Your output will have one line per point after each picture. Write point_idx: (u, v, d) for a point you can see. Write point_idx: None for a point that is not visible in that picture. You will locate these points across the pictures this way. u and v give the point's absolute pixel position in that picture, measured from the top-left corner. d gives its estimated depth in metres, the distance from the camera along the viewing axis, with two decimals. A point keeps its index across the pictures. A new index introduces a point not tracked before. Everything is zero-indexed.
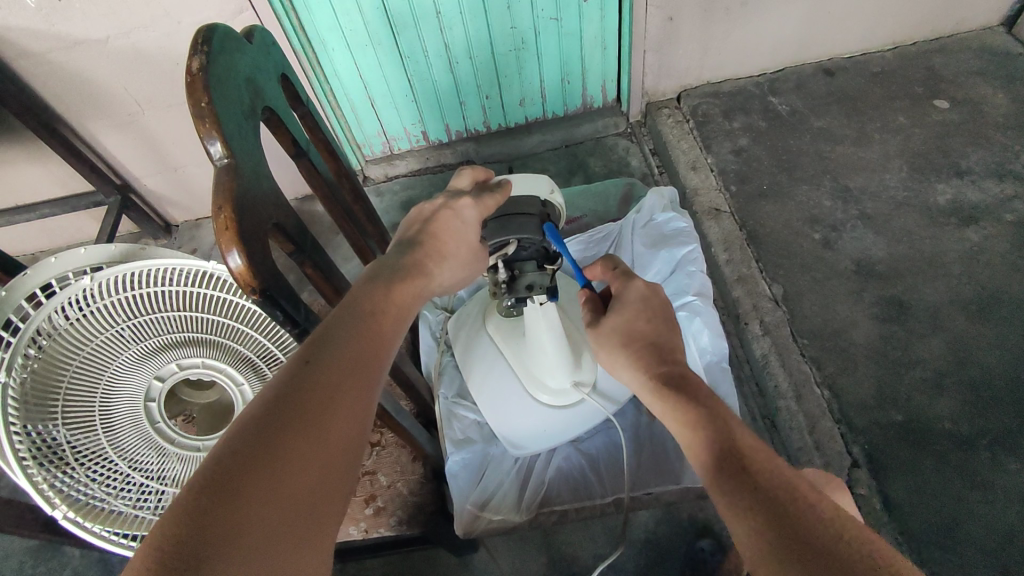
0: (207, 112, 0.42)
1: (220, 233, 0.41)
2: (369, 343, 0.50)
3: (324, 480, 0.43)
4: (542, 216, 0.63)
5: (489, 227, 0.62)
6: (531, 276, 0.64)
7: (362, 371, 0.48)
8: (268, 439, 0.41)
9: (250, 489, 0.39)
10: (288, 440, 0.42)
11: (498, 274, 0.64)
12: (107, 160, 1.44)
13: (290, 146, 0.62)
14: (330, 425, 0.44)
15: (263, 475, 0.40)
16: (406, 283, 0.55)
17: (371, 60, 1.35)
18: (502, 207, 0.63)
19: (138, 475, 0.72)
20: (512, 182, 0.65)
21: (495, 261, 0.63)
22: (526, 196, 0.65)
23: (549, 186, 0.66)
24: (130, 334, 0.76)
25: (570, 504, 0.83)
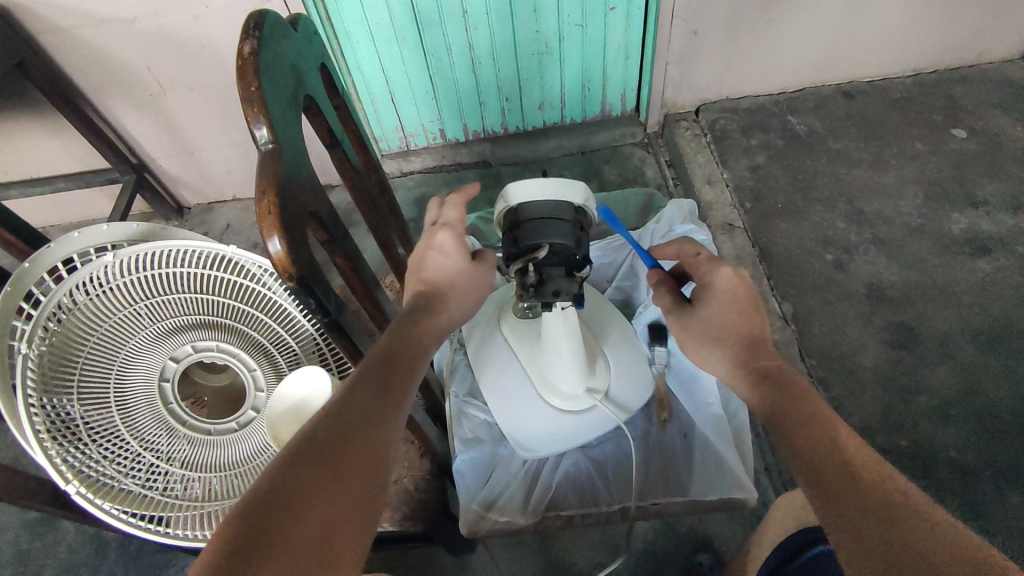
0: (256, 96, 0.43)
1: (264, 217, 0.41)
2: (389, 388, 0.52)
3: (352, 510, 0.44)
4: (574, 224, 0.63)
5: (524, 230, 0.62)
6: (559, 281, 0.62)
7: (382, 414, 0.50)
8: (297, 476, 0.43)
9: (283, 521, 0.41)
10: (312, 479, 0.44)
11: (525, 278, 0.62)
12: (124, 138, 1.44)
13: (325, 135, 0.62)
14: (354, 465, 0.46)
15: (297, 508, 0.42)
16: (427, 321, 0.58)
17: (395, 55, 1.35)
18: (538, 210, 0.63)
19: (149, 454, 0.73)
20: (546, 184, 0.64)
21: (524, 265, 0.62)
22: (558, 203, 0.63)
23: (583, 193, 0.65)
24: (146, 313, 0.76)
25: (576, 510, 0.82)
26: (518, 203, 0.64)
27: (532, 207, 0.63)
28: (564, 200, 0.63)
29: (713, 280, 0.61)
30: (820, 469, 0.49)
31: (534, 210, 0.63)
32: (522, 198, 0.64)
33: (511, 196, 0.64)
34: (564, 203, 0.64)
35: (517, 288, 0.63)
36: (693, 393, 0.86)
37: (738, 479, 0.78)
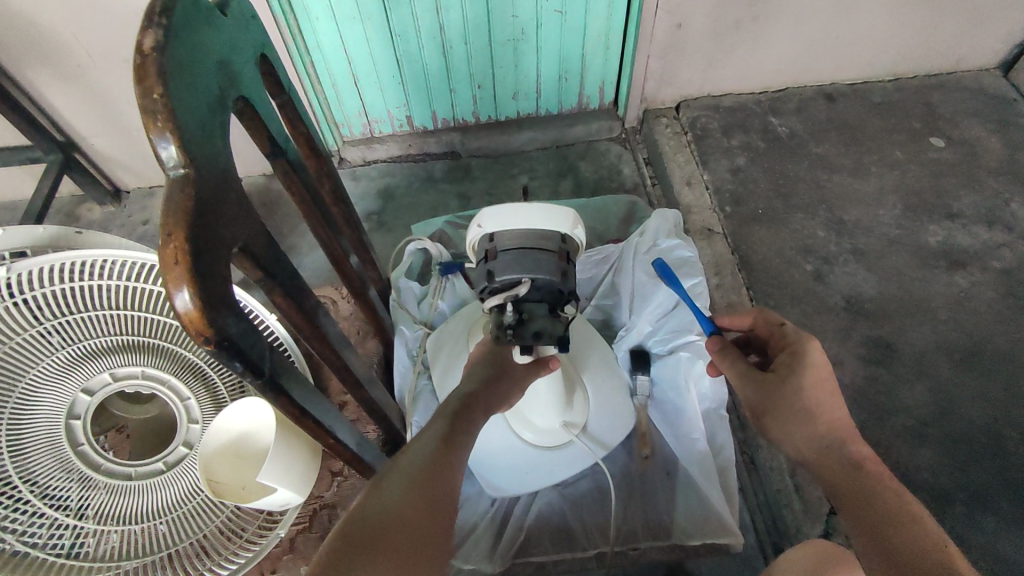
0: (161, 105, 0.33)
1: (168, 266, 0.32)
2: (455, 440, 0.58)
3: (418, 551, 0.49)
4: (561, 255, 0.56)
5: (501, 260, 0.55)
6: (541, 321, 0.56)
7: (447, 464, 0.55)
8: (376, 518, 0.50)
9: (362, 558, 0.47)
10: (387, 521, 0.50)
11: (504, 317, 0.56)
12: (48, 113, 1.28)
13: (265, 144, 0.51)
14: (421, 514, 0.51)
15: (375, 548, 0.48)
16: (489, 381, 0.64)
17: (358, 35, 1.23)
18: (517, 239, 0.56)
19: (50, 507, 0.63)
20: (527, 208, 0.57)
21: (503, 301, 0.56)
22: (541, 230, 0.56)
23: (571, 219, 0.57)
24: (54, 335, 0.67)
25: (550, 556, 0.76)
26: (495, 229, 0.57)
27: (512, 233, 0.56)
28: (546, 228, 0.56)
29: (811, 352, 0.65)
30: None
31: (514, 237, 0.56)
32: (499, 223, 0.56)
33: (489, 221, 0.57)
34: (547, 231, 0.56)
35: (495, 327, 0.57)
36: (677, 426, 0.81)
37: (723, 523, 0.74)
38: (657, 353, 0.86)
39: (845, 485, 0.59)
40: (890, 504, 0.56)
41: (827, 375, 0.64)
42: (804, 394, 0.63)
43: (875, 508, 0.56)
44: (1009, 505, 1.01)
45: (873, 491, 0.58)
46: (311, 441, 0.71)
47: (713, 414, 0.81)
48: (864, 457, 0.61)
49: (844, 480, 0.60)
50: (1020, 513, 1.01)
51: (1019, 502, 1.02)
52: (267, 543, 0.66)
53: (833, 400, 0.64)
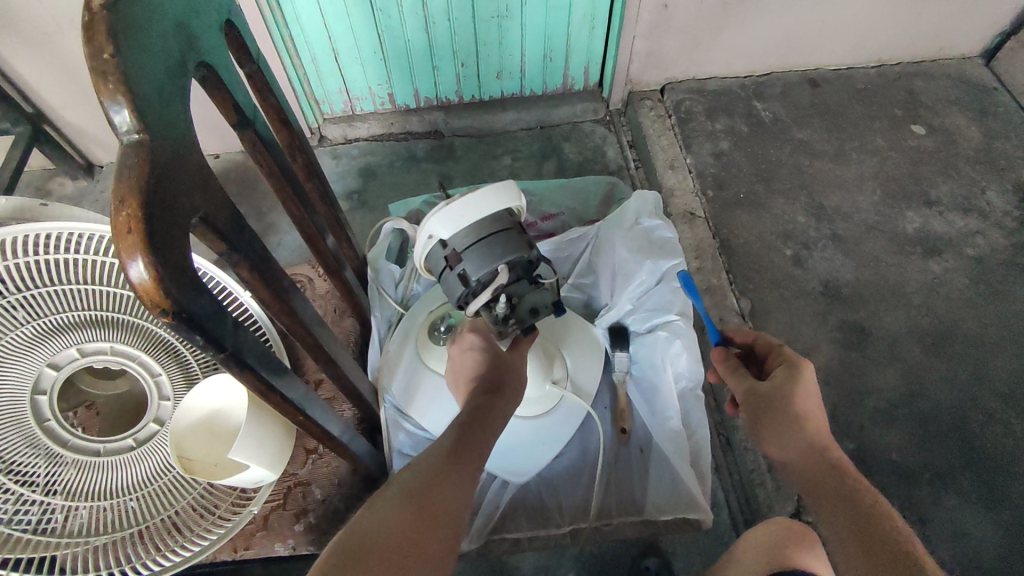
0: (112, 67, 0.31)
1: (121, 234, 0.30)
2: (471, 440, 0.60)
3: (417, 558, 0.51)
4: (520, 230, 0.57)
5: (468, 260, 0.55)
6: (532, 297, 0.57)
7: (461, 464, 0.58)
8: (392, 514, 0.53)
9: (362, 563, 0.49)
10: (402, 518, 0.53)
11: (497, 310, 0.56)
12: (15, 83, 1.24)
13: (231, 114, 0.50)
14: (433, 512, 0.54)
15: (375, 555, 0.49)
16: (497, 390, 0.65)
17: (338, 7, 1.20)
18: (474, 233, 0.55)
19: (15, 483, 0.62)
20: (471, 198, 0.54)
21: (492, 296, 0.55)
22: (493, 213, 0.55)
23: (513, 191, 0.57)
24: (16, 310, 0.65)
25: (524, 532, 0.76)
26: (446, 233, 0.55)
27: (465, 231, 0.55)
28: (497, 209, 0.55)
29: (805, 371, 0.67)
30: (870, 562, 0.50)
31: (468, 234, 0.55)
32: (449, 225, 0.55)
33: (440, 229, 0.55)
34: (499, 211, 0.55)
35: (492, 323, 0.58)
36: (653, 403, 0.82)
37: (693, 498, 0.75)
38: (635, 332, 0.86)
39: (818, 478, 0.59)
40: (858, 497, 0.56)
41: (814, 393, 0.66)
42: (795, 400, 0.64)
43: (843, 501, 0.56)
44: (972, 485, 1.04)
45: (845, 488, 0.57)
46: (284, 419, 0.71)
47: (689, 393, 0.80)
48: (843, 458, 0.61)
49: (821, 475, 0.59)
50: (982, 494, 1.04)
51: (981, 483, 1.04)
52: (238, 521, 0.66)
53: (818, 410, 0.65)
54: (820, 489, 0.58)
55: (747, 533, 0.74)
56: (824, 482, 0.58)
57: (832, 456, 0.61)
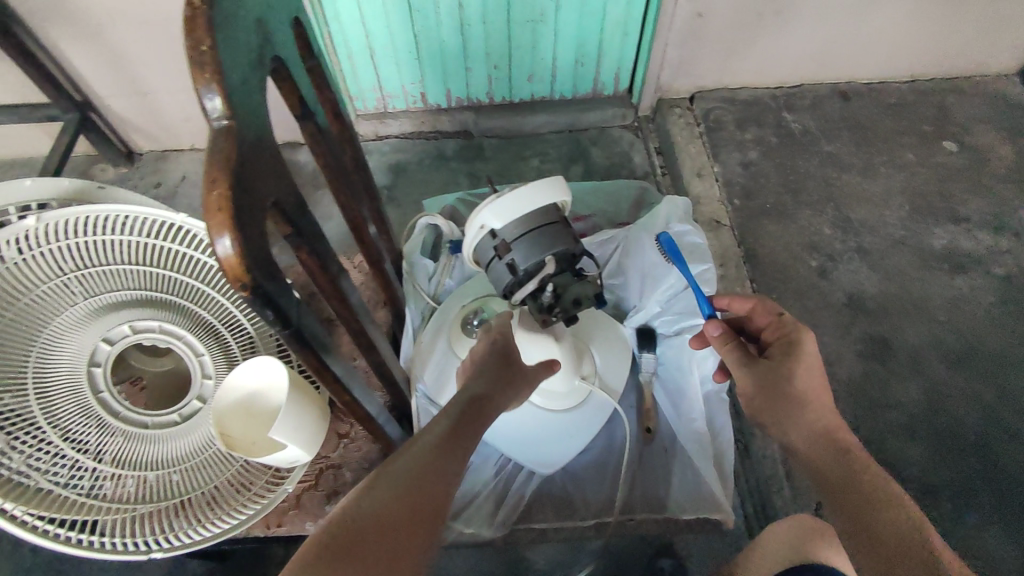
0: (208, 57, 0.34)
1: (211, 212, 0.33)
2: (463, 437, 0.58)
3: (404, 554, 0.49)
4: (565, 223, 0.59)
5: (517, 250, 0.57)
6: (576, 289, 0.58)
7: (452, 460, 0.56)
8: (377, 509, 0.50)
9: (351, 556, 0.46)
10: (391, 515, 0.50)
11: (541, 298, 0.59)
12: (66, 71, 1.29)
13: (296, 105, 0.53)
14: (424, 509, 0.52)
15: (361, 550, 0.47)
16: (505, 380, 0.64)
17: (378, 7, 1.23)
18: (524, 225, 0.57)
19: (70, 449, 0.65)
20: (521, 192, 0.56)
21: (538, 285, 0.58)
22: (542, 207, 0.57)
23: (561, 185, 0.58)
24: (76, 286, 0.69)
25: (550, 523, 0.78)
26: (496, 223, 0.57)
27: (515, 223, 0.57)
28: (547, 202, 0.57)
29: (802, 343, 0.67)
30: (898, 569, 0.49)
31: (518, 225, 0.57)
32: (499, 217, 0.56)
33: (490, 220, 0.56)
34: (548, 205, 0.57)
35: (537, 312, 0.60)
36: (679, 405, 0.83)
37: (717, 499, 0.77)
38: (662, 334, 0.87)
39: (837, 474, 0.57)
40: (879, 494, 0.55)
41: (817, 369, 0.66)
42: (793, 378, 0.65)
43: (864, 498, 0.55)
44: (992, 502, 1.04)
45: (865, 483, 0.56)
46: (320, 402, 0.73)
47: (714, 396, 0.82)
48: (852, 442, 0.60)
49: (837, 470, 0.58)
50: (1002, 512, 1.03)
51: (1002, 501, 1.04)
52: (273, 498, 0.68)
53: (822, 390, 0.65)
54: (836, 488, 0.57)
55: (769, 529, 0.75)
56: (839, 481, 0.57)
57: (846, 445, 0.60)
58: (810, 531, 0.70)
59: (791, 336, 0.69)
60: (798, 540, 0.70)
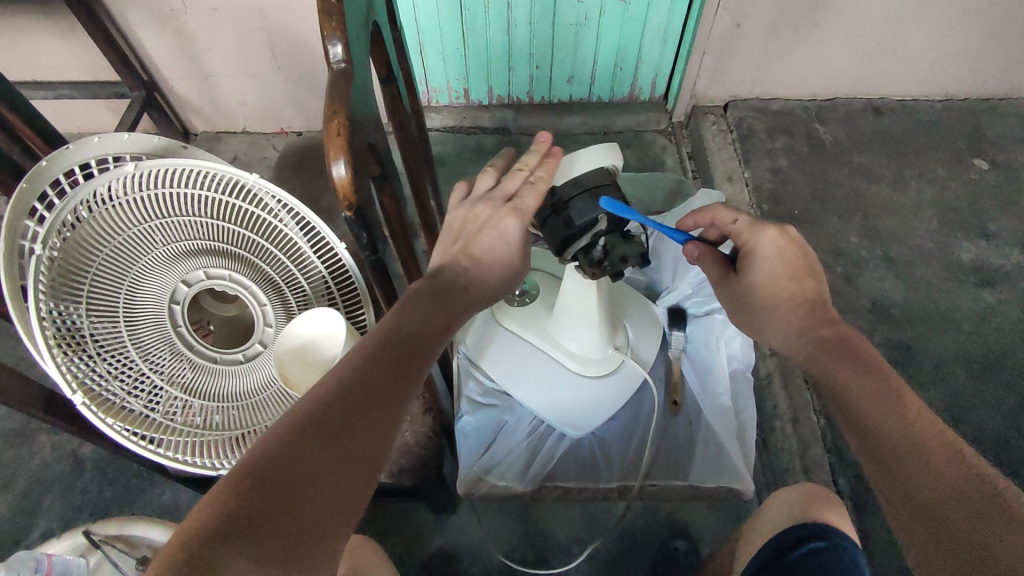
0: (336, 9, 0.42)
1: (331, 138, 0.41)
2: (403, 363, 0.52)
3: (332, 492, 0.44)
4: (615, 185, 0.65)
5: (574, 206, 0.63)
6: (622, 247, 0.63)
7: (390, 389, 0.50)
8: (300, 444, 0.44)
9: (276, 508, 0.41)
10: (316, 449, 0.44)
11: (592, 253, 0.65)
12: (137, 52, 1.38)
13: (382, 69, 0.61)
14: (356, 441, 0.46)
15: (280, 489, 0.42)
16: (452, 293, 0.58)
17: (430, 4, 1.30)
18: (580, 185, 0.64)
19: (153, 375, 0.70)
20: (577, 156, 0.65)
21: (589, 241, 0.64)
22: (594, 171, 0.65)
23: (614, 152, 0.66)
24: (156, 233, 0.70)
25: (575, 482, 0.89)
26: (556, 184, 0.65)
27: (572, 183, 0.64)
28: (599, 167, 0.65)
29: (760, 245, 0.66)
30: (890, 462, 0.52)
31: (575, 185, 0.64)
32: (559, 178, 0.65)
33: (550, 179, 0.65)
34: (599, 168, 0.65)
35: (589, 266, 0.66)
36: (704, 382, 0.91)
37: (736, 471, 0.86)
38: (692, 314, 0.96)
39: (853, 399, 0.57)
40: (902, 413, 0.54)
41: (782, 265, 0.66)
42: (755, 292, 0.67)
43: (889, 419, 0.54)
44: None
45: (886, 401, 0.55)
46: None
47: (739, 375, 0.91)
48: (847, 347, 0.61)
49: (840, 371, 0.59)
50: None
51: None
52: None
53: (800, 287, 0.65)
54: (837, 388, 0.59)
55: (778, 493, 0.75)
56: (844, 379, 0.59)
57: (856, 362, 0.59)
58: (810, 495, 0.71)
59: (751, 243, 0.67)
60: (801, 504, 0.70)
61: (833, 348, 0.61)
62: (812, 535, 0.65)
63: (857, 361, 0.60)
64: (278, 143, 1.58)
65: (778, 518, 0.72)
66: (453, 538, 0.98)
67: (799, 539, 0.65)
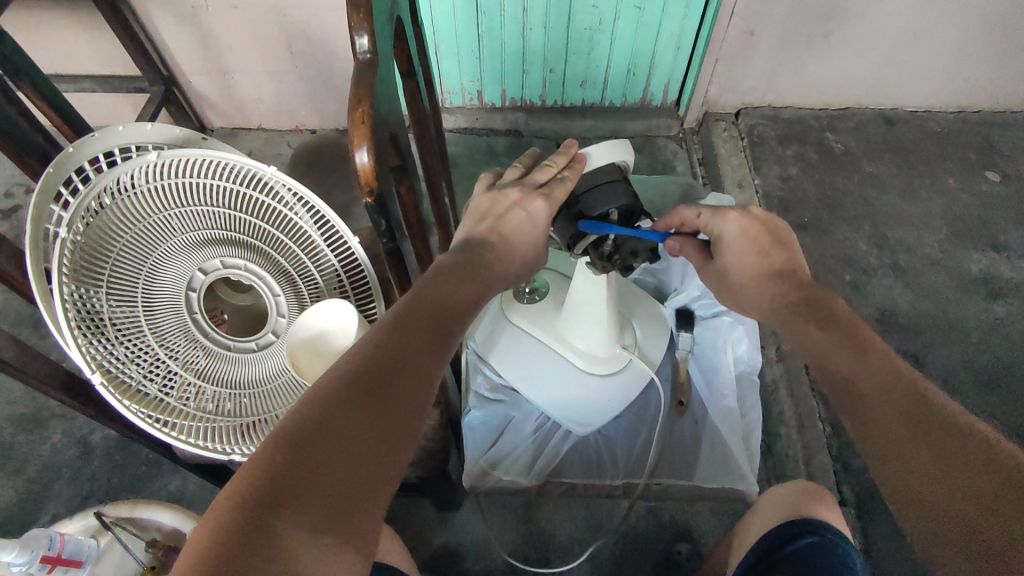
0: (363, 2, 0.43)
1: (356, 126, 0.42)
2: (435, 335, 0.52)
3: (374, 456, 0.44)
4: (625, 180, 0.66)
5: (585, 201, 0.65)
6: (633, 243, 0.66)
7: (424, 359, 0.50)
8: (340, 409, 0.44)
9: (317, 469, 0.41)
10: (356, 413, 0.44)
11: (602, 248, 0.67)
12: (158, 48, 1.40)
13: (403, 64, 0.63)
14: (395, 406, 0.46)
15: (324, 452, 0.42)
16: (480, 271, 0.58)
17: (447, 6, 1.32)
18: (591, 181, 0.65)
19: (168, 361, 0.72)
20: (588, 151, 0.65)
21: (600, 236, 0.66)
22: (605, 166, 0.66)
23: (625, 146, 0.66)
24: (176, 221, 0.71)
25: (582, 479, 0.90)
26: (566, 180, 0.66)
27: (583, 178, 0.66)
28: (610, 161, 0.65)
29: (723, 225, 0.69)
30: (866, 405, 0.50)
31: (587, 180, 0.65)
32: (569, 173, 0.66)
33: None
34: (610, 164, 0.66)
35: (598, 260, 0.69)
36: (711, 382, 0.93)
37: (740, 472, 0.87)
38: (699, 316, 0.97)
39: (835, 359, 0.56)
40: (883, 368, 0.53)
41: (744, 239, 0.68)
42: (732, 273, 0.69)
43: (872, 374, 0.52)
44: None
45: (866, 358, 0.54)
46: None
47: (745, 377, 0.92)
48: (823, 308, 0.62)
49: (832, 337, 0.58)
50: None
51: None
52: None
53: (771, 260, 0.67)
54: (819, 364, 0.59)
55: (771, 491, 0.76)
56: (832, 342, 0.57)
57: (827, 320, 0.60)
58: (802, 491, 0.72)
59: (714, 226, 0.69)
60: (793, 499, 0.71)
61: (810, 306, 0.62)
62: (803, 532, 0.65)
63: (836, 324, 0.60)
64: (293, 141, 1.60)
65: (771, 513, 0.72)
66: (456, 536, 0.99)
67: (791, 535, 0.66)
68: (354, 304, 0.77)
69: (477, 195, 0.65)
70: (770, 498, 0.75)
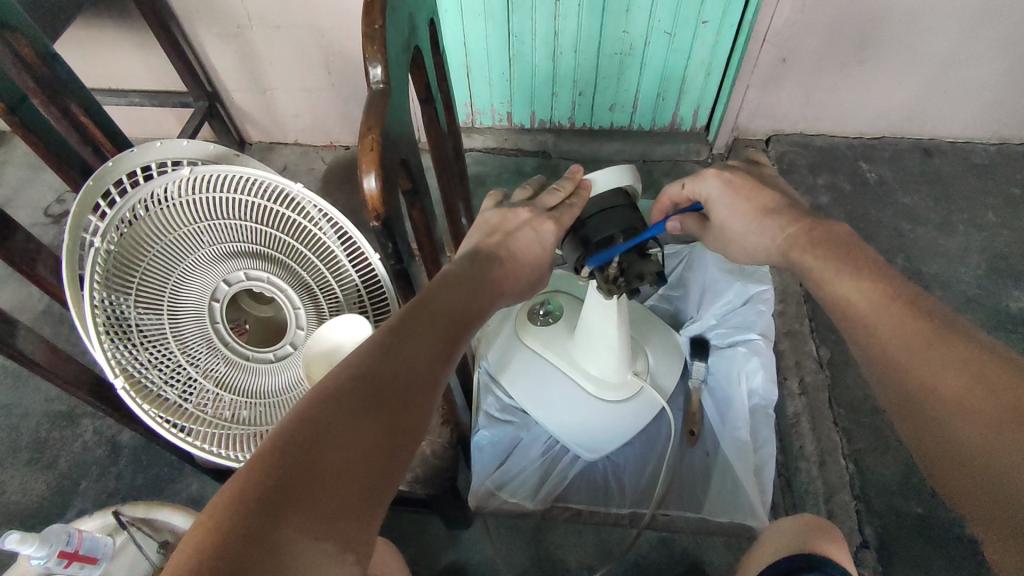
0: (378, 34, 0.45)
1: (364, 153, 0.44)
2: (442, 345, 0.53)
3: (379, 462, 0.44)
4: (632, 207, 0.68)
5: (590, 226, 0.66)
6: (639, 266, 0.66)
7: (430, 369, 0.50)
8: (348, 412, 0.44)
9: (320, 471, 0.41)
10: (363, 417, 0.44)
11: (607, 271, 0.68)
12: (203, 66, 1.47)
13: (422, 89, 0.65)
14: (401, 413, 0.47)
15: (330, 453, 0.42)
16: (488, 284, 0.59)
17: (479, 31, 1.35)
18: (598, 206, 0.67)
19: (189, 368, 0.74)
20: (596, 177, 0.67)
21: (606, 260, 0.66)
22: (611, 191, 0.67)
23: (630, 172, 0.68)
24: (204, 234, 0.74)
25: (586, 505, 0.89)
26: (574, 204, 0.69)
27: (591, 203, 0.68)
28: (615, 187, 0.67)
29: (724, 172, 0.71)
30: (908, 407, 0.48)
31: (595, 205, 0.67)
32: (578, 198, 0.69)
33: None
34: (615, 189, 0.67)
35: (604, 283, 0.69)
36: (724, 414, 0.92)
37: (751, 508, 0.85)
38: (715, 345, 0.96)
39: (858, 310, 0.54)
40: (910, 311, 0.51)
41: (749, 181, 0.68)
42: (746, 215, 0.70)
43: (917, 322, 0.50)
44: None
45: (901, 304, 0.52)
46: None
47: (760, 410, 0.89)
48: (846, 231, 0.58)
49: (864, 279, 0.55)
50: None
51: None
52: None
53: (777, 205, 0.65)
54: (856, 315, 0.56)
55: (772, 526, 0.74)
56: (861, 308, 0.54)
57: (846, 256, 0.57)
58: (802, 525, 0.70)
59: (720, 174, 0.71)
60: (793, 534, 0.69)
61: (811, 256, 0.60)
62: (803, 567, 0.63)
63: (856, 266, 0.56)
64: (327, 156, 1.65)
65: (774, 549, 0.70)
66: (465, 555, 0.98)
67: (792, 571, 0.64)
68: (371, 319, 0.78)
69: (487, 212, 0.66)
70: (773, 533, 0.72)
